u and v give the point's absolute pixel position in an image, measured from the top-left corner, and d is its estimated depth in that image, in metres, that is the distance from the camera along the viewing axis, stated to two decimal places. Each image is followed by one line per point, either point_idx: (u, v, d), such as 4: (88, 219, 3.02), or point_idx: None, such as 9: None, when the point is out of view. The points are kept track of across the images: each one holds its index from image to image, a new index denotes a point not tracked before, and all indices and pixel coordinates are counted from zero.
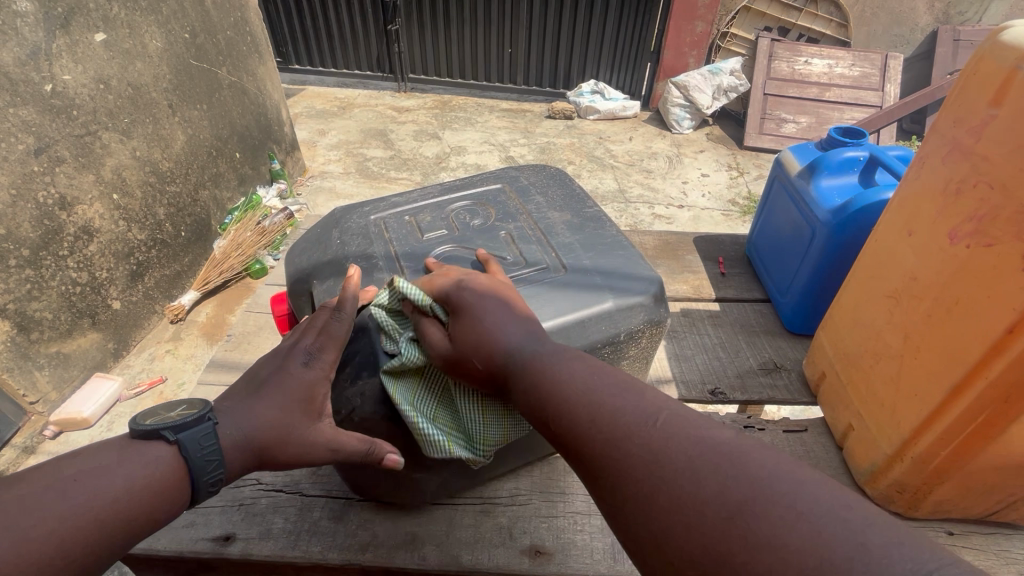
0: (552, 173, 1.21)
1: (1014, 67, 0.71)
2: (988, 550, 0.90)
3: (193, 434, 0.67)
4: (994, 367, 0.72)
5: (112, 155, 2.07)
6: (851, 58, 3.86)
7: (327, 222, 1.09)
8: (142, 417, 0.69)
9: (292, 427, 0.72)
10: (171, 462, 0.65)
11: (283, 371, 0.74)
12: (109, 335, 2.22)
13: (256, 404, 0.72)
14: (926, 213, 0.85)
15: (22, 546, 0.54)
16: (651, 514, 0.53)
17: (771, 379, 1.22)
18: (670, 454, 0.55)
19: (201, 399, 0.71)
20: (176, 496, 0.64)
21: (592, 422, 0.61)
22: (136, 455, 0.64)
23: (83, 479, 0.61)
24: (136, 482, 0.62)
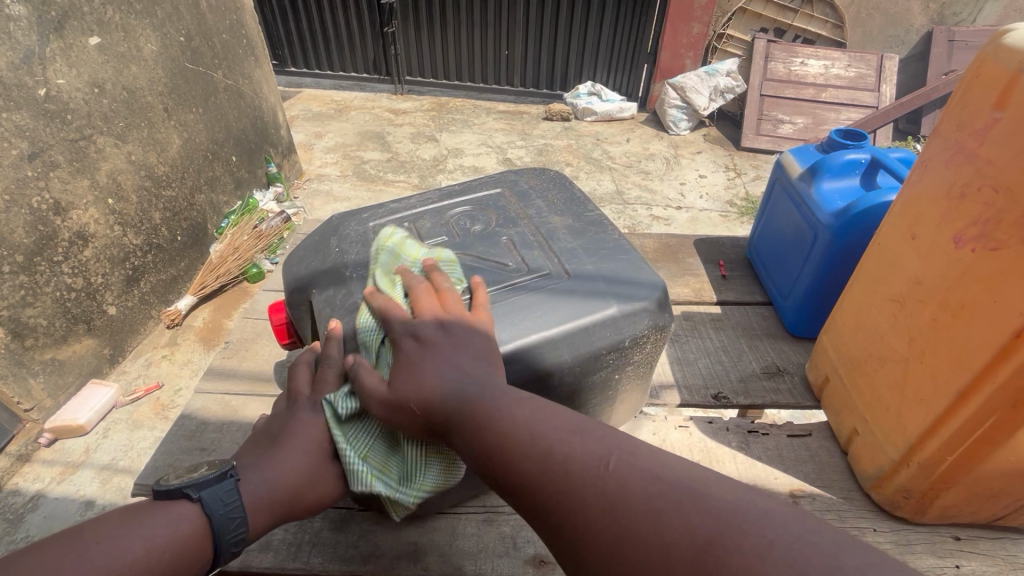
0: (551, 176, 1.20)
1: (1017, 70, 0.71)
2: (996, 555, 0.89)
3: (215, 491, 0.68)
4: (1002, 373, 0.71)
5: (107, 159, 2.05)
6: (847, 59, 3.87)
7: (325, 229, 1.08)
8: (166, 480, 0.71)
9: (312, 471, 0.73)
10: (194, 520, 0.66)
11: (292, 422, 0.76)
12: (104, 341, 2.20)
13: (276, 454, 0.73)
14: (930, 216, 0.85)
15: None
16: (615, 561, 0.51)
17: (774, 383, 1.21)
18: (624, 498, 0.53)
19: (222, 459, 0.72)
20: (198, 554, 0.65)
21: (536, 455, 0.59)
22: (161, 514, 0.65)
23: (106, 542, 0.62)
24: (159, 541, 0.63)
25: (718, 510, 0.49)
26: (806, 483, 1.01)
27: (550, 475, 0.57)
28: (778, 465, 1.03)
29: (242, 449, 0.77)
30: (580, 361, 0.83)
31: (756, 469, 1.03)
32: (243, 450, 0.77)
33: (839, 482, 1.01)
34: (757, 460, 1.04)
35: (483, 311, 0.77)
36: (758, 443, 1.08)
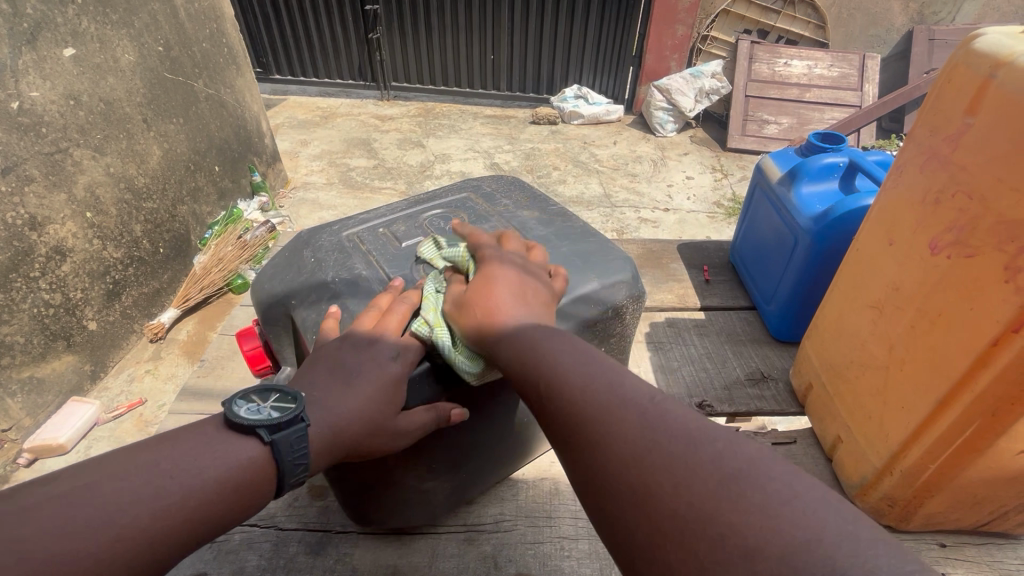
0: (509, 178, 1.18)
1: (988, 75, 0.70)
2: (981, 561, 0.88)
3: (287, 436, 0.59)
4: (981, 381, 0.70)
5: (85, 172, 2.01)
6: (830, 59, 3.90)
7: (294, 245, 1.04)
8: (233, 403, 0.61)
9: (382, 423, 0.65)
10: (263, 466, 0.58)
11: (365, 360, 0.67)
12: (85, 357, 2.15)
13: (348, 396, 0.65)
14: (906, 222, 0.84)
15: (113, 544, 0.49)
16: (637, 480, 0.52)
17: (758, 391, 1.20)
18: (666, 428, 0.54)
19: (294, 388, 0.61)
20: (263, 499, 0.58)
21: (589, 390, 0.60)
22: (229, 452, 0.58)
23: (178, 478, 0.54)
24: (229, 486, 0.56)
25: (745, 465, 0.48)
26: None
27: (603, 411, 0.58)
28: None
29: (303, 372, 0.68)
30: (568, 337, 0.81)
31: None
32: (304, 372, 0.68)
33: None
34: None
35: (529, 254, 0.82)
36: None
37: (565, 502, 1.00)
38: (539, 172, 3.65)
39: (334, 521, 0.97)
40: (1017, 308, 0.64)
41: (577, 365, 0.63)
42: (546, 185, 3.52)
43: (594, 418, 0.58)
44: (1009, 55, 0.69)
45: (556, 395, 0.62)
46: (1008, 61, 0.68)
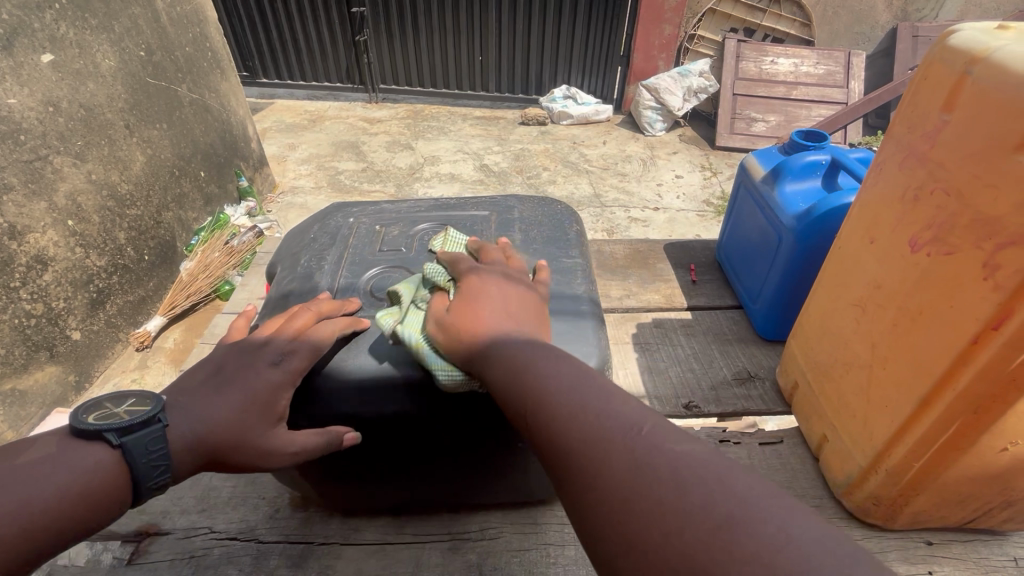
0: (555, 210, 1.09)
1: (963, 72, 0.69)
2: (968, 558, 0.88)
3: (141, 437, 0.59)
4: (961, 378, 0.69)
5: (65, 180, 1.98)
6: (816, 57, 3.92)
7: (317, 217, 1.15)
8: (85, 411, 0.61)
9: (253, 431, 0.66)
10: (110, 470, 0.58)
11: (250, 369, 0.69)
12: (68, 367, 2.11)
13: (218, 401, 0.66)
14: (885, 220, 0.84)
15: None
16: (610, 455, 0.48)
17: (745, 390, 1.20)
18: (647, 419, 0.51)
19: (154, 391, 0.62)
20: (110, 503, 0.58)
21: (571, 381, 0.58)
22: (74, 457, 0.57)
23: (11, 487, 0.54)
24: (70, 491, 0.56)
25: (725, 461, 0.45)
26: None
27: (585, 396, 0.55)
28: None
29: (180, 378, 0.69)
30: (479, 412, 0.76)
31: None
32: (180, 379, 0.69)
33: (811, 491, 1.00)
34: None
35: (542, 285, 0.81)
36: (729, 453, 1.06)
37: (552, 509, 0.98)
38: (529, 173, 3.64)
39: (316, 532, 0.95)
40: (995, 306, 0.64)
41: (567, 365, 0.61)
42: (536, 186, 3.51)
43: (578, 447, 0.50)
44: (982, 51, 0.68)
45: (541, 416, 0.55)
46: (982, 57, 0.68)
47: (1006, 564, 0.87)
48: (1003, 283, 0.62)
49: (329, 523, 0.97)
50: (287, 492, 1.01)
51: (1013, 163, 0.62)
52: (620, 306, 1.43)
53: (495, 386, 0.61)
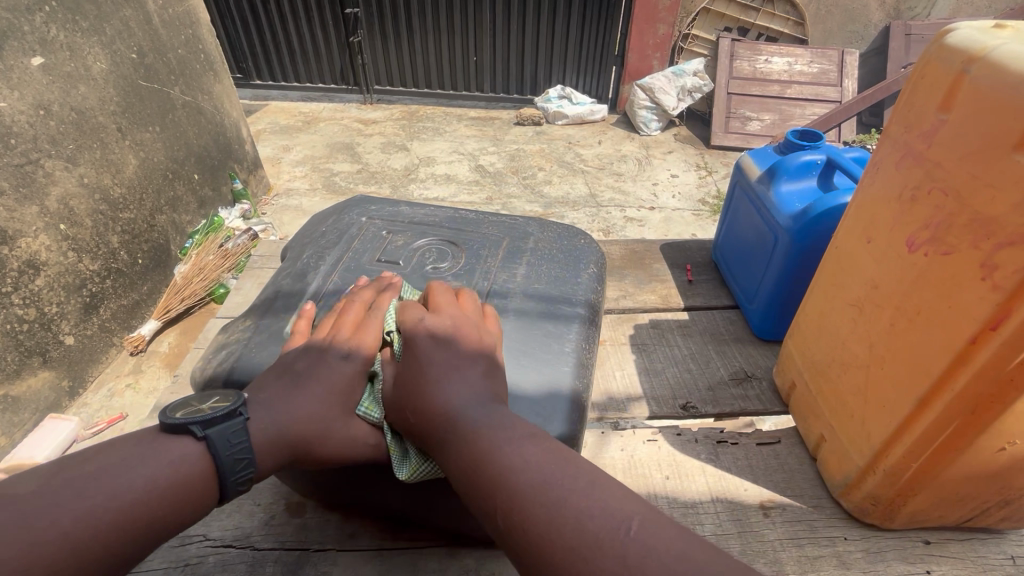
0: (576, 244, 1.15)
1: (961, 70, 0.69)
2: (965, 557, 0.88)
3: (223, 430, 0.68)
4: (959, 378, 0.69)
5: (57, 184, 1.96)
6: (809, 56, 3.93)
7: (335, 211, 1.26)
8: (171, 411, 0.70)
9: (321, 423, 0.76)
10: (195, 460, 0.66)
11: (318, 366, 0.81)
12: (62, 373, 2.09)
13: (292, 399, 0.76)
14: (883, 219, 0.84)
15: (39, 545, 0.54)
16: (589, 554, 0.53)
17: (743, 391, 1.20)
18: (621, 511, 0.56)
19: (234, 390, 0.73)
20: (196, 493, 0.65)
21: (539, 469, 0.62)
22: (162, 450, 0.65)
23: (107, 479, 0.61)
24: (160, 480, 0.63)
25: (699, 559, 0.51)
26: (777, 493, 0.99)
27: (553, 489, 0.59)
28: (748, 476, 1.01)
29: (259, 380, 0.79)
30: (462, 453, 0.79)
31: (726, 481, 1.00)
32: (259, 381, 0.79)
33: (810, 491, 1.00)
34: (726, 471, 1.02)
35: (493, 321, 0.89)
36: (727, 453, 1.06)
37: None
38: (525, 174, 3.64)
39: (312, 539, 0.94)
40: (994, 307, 0.63)
41: (532, 444, 0.65)
42: (531, 186, 3.51)
43: (564, 553, 0.54)
44: (980, 50, 0.68)
45: (519, 510, 0.59)
46: (979, 56, 0.68)
47: (1004, 563, 0.87)
48: (1001, 283, 0.62)
49: (325, 529, 0.96)
50: (283, 498, 1.01)
51: (1011, 162, 0.62)
52: (616, 307, 1.43)
53: (465, 476, 0.65)
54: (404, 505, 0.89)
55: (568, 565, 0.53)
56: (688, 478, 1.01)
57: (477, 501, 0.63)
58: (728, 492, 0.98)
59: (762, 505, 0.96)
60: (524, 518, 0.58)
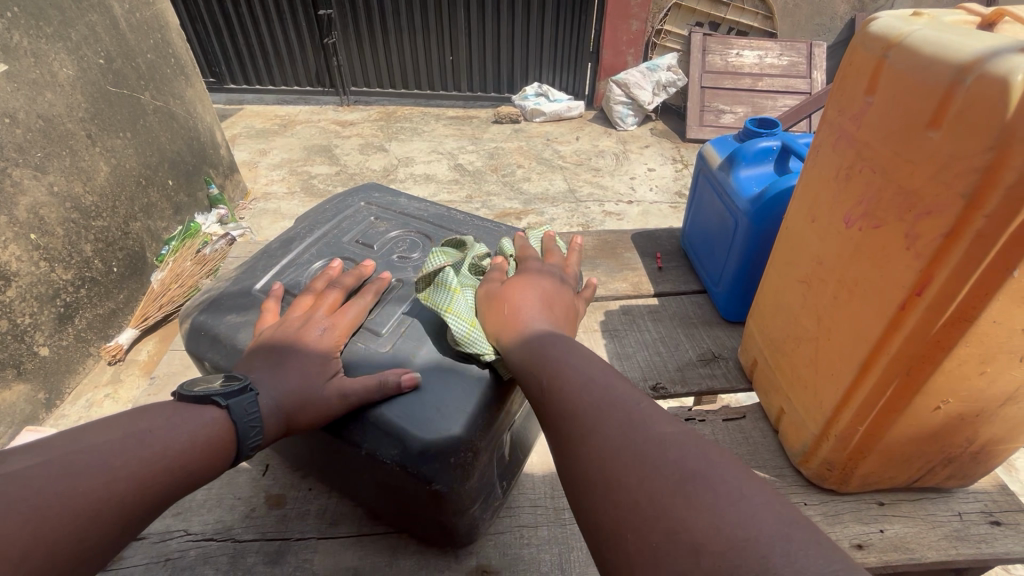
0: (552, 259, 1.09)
1: (881, 56, 0.74)
2: (916, 516, 0.94)
3: (240, 401, 0.74)
4: (892, 344, 0.74)
5: (26, 193, 1.94)
6: (779, 49, 4.01)
7: (344, 194, 1.30)
8: (189, 386, 0.77)
9: (309, 387, 0.78)
10: (224, 424, 0.73)
11: (299, 341, 0.84)
12: (38, 385, 2.06)
13: (281, 373, 0.80)
14: (823, 198, 0.88)
15: (112, 481, 0.61)
16: (606, 441, 0.60)
17: (710, 370, 1.25)
18: (638, 418, 0.61)
19: (241, 373, 0.78)
20: (226, 452, 0.72)
21: (581, 382, 0.69)
22: (194, 415, 0.72)
23: (157, 433, 0.68)
24: (200, 437, 0.70)
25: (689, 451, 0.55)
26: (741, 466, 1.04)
27: (586, 399, 0.66)
28: None
29: (248, 357, 0.83)
30: (418, 439, 0.77)
31: None
32: (248, 358, 0.83)
33: (772, 461, 1.04)
34: None
35: (581, 301, 1.01)
36: (695, 430, 1.10)
37: (523, 492, 1.02)
38: (504, 172, 3.66)
39: (292, 529, 0.96)
40: (918, 272, 0.68)
41: (581, 364, 0.73)
42: (511, 183, 3.54)
43: (589, 426, 0.63)
44: (897, 36, 0.73)
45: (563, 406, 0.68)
46: (896, 42, 0.73)
47: (951, 519, 0.93)
48: (923, 251, 0.67)
49: (305, 519, 0.98)
50: (263, 492, 1.02)
51: (926, 139, 0.67)
52: None
53: (527, 365, 0.76)
54: (378, 505, 0.90)
55: (586, 448, 0.61)
56: None
57: (534, 390, 0.73)
58: None
59: None
60: (562, 395, 0.69)
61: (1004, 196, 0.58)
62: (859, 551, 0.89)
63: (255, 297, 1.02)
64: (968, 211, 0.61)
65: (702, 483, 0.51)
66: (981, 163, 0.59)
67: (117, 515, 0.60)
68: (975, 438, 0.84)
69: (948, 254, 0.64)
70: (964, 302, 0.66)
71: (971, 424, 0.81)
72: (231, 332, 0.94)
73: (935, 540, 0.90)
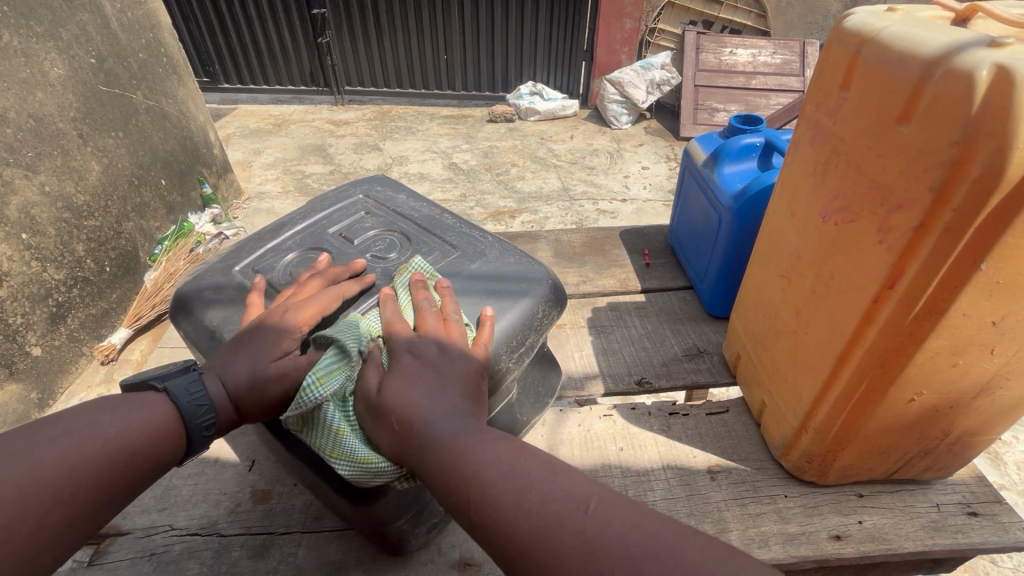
0: (530, 275, 1.04)
1: (855, 51, 0.75)
2: (895, 506, 0.95)
3: (179, 380, 0.75)
4: (866, 337, 0.75)
5: (17, 193, 1.93)
6: (772, 47, 4.02)
7: (347, 185, 1.31)
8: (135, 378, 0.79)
9: (256, 367, 0.78)
10: (164, 406, 0.73)
11: (263, 324, 0.83)
12: (30, 385, 2.05)
13: (234, 355, 0.80)
14: (802, 192, 0.89)
15: (37, 469, 0.62)
16: (553, 539, 0.57)
17: (694, 364, 1.26)
18: (576, 500, 0.59)
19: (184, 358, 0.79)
20: (170, 432, 0.72)
21: (499, 475, 0.64)
22: (135, 400, 0.73)
23: (92, 419, 0.69)
24: (137, 420, 0.71)
25: (643, 536, 0.54)
26: (723, 459, 1.05)
27: (514, 493, 0.62)
28: (697, 443, 1.07)
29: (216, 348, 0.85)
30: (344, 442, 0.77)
31: (676, 449, 1.06)
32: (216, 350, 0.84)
33: (754, 454, 1.05)
34: (677, 440, 1.08)
35: (482, 346, 0.84)
36: (678, 424, 1.11)
37: None
38: (498, 170, 3.67)
39: (277, 523, 0.97)
40: (889, 266, 0.69)
41: (493, 449, 0.67)
42: (505, 182, 3.54)
43: (529, 530, 0.58)
44: (870, 32, 0.74)
45: (492, 508, 0.62)
46: (869, 38, 0.73)
47: (929, 510, 0.94)
48: (894, 244, 0.68)
49: (291, 514, 0.98)
50: (249, 487, 1.03)
51: (896, 134, 0.68)
52: (576, 291, 1.48)
53: (438, 477, 0.67)
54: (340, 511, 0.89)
55: (535, 556, 0.57)
56: (643, 448, 1.07)
57: (455, 503, 0.65)
58: (678, 459, 1.04)
59: (709, 470, 1.02)
60: (487, 498, 0.63)
61: (968, 190, 0.59)
62: (836, 542, 0.90)
63: (233, 275, 1.05)
64: (936, 204, 0.62)
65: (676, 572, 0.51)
66: (948, 156, 0.60)
67: (44, 501, 0.61)
68: (950, 430, 0.85)
69: (917, 247, 0.65)
70: (934, 294, 0.67)
71: (946, 416, 0.82)
72: (204, 307, 0.98)
73: (913, 530, 0.91)
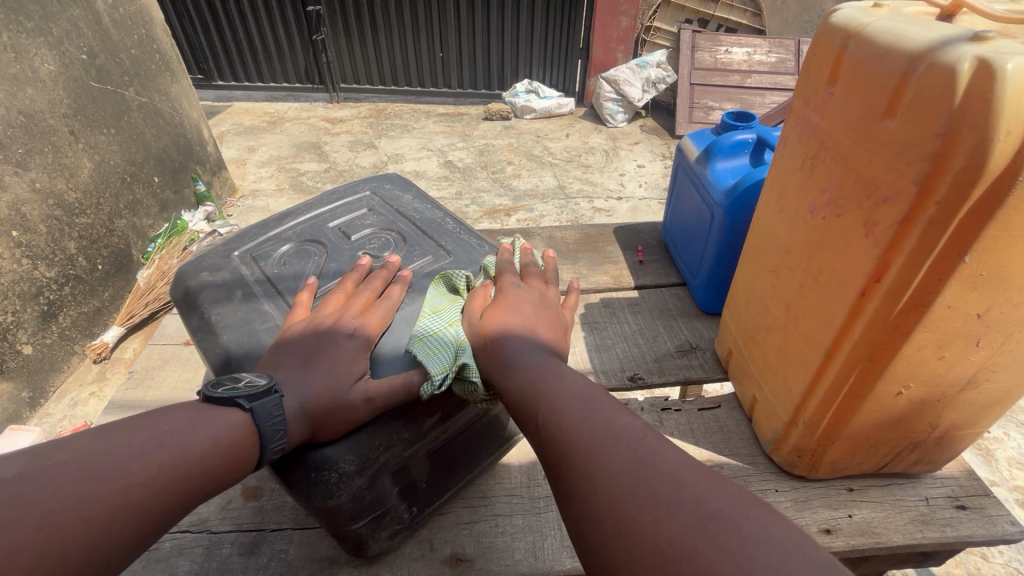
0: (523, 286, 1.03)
1: (841, 47, 0.75)
2: (884, 500, 0.95)
3: (264, 404, 0.73)
4: (854, 331, 0.75)
5: (7, 190, 1.91)
6: (767, 46, 4.02)
7: (356, 181, 1.30)
8: (213, 387, 0.76)
9: (338, 389, 0.77)
10: (246, 427, 0.71)
11: (331, 341, 0.82)
12: (21, 384, 2.04)
13: (308, 374, 0.79)
14: (790, 186, 0.90)
15: (128, 488, 0.60)
16: (600, 457, 0.62)
17: (687, 360, 1.26)
18: (630, 434, 0.64)
19: (266, 375, 0.77)
20: (249, 456, 0.71)
21: (569, 399, 0.71)
22: (219, 418, 0.71)
23: (178, 436, 0.67)
24: (221, 440, 0.69)
25: (690, 464, 0.58)
26: (715, 454, 1.05)
27: (579, 413, 0.68)
28: (690, 439, 1.08)
29: (270, 359, 0.82)
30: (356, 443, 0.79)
31: None
32: (272, 360, 0.82)
33: (745, 449, 1.06)
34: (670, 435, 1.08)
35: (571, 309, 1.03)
36: (671, 419, 1.12)
37: (500, 482, 1.03)
38: (495, 168, 3.67)
39: (269, 520, 0.96)
40: (876, 258, 0.70)
41: (571, 382, 0.75)
42: (501, 180, 3.54)
43: (584, 440, 0.64)
44: (856, 27, 0.74)
45: (557, 418, 0.69)
46: (855, 32, 0.74)
47: (917, 503, 0.95)
48: (880, 238, 0.69)
49: (282, 511, 0.98)
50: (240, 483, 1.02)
51: (881, 128, 0.68)
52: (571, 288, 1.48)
53: (519, 391, 0.76)
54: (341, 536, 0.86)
55: (579, 468, 0.62)
56: None
57: (526, 414, 0.73)
58: None
59: None
60: (554, 410, 0.70)
61: (951, 182, 0.59)
62: (827, 536, 0.90)
63: (228, 262, 1.06)
64: (921, 198, 0.62)
65: (708, 489, 0.54)
66: (931, 150, 0.61)
67: (132, 522, 0.60)
68: (937, 423, 0.85)
69: (902, 241, 0.66)
70: (920, 287, 0.67)
71: (933, 409, 0.82)
72: (198, 292, 0.99)
73: (902, 524, 0.92)
